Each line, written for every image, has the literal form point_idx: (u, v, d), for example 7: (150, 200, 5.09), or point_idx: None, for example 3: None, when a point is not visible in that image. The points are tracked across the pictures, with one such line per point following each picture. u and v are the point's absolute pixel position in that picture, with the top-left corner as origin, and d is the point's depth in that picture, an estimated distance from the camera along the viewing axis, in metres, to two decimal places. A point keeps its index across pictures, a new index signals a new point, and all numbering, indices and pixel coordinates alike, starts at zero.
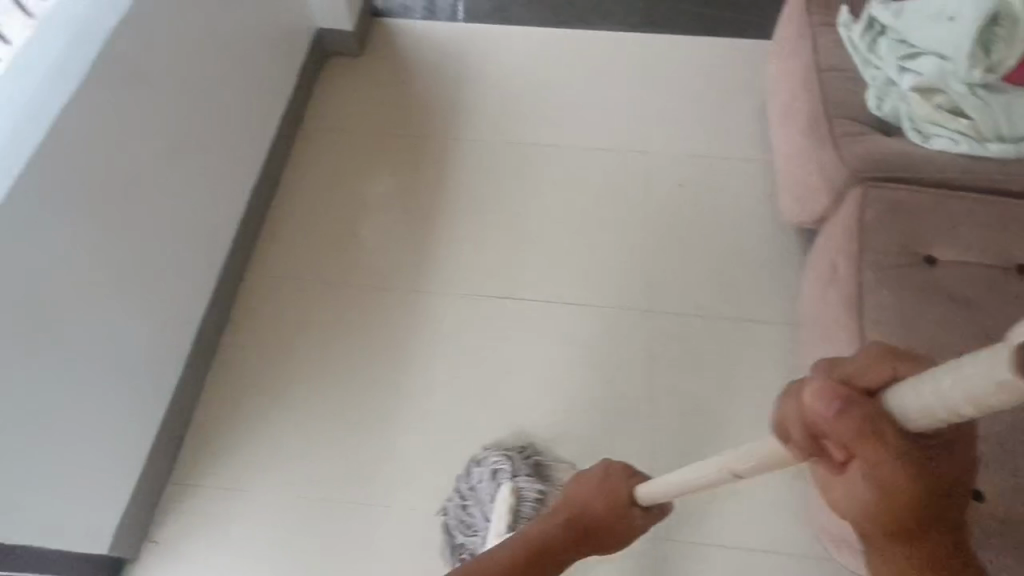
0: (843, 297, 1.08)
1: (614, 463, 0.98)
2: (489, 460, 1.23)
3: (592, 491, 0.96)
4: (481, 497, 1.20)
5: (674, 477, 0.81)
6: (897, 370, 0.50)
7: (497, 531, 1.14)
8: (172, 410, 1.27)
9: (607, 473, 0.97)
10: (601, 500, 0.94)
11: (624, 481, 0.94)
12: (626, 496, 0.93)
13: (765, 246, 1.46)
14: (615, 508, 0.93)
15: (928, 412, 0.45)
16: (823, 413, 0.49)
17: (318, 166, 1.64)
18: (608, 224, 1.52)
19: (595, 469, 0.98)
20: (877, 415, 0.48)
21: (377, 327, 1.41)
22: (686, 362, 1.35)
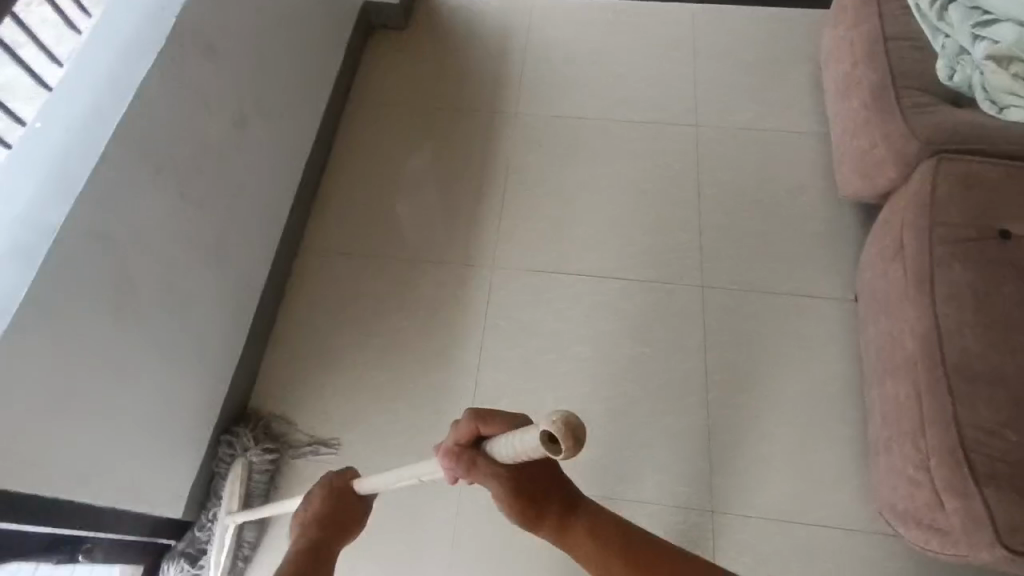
0: (912, 273, 1.06)
1: (336, 470, 0.95)
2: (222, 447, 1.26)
3: (325, 502, 0.90)
4: (204, 482, 1.24)
5: (370, 480, 0.88)
6: (479, 430, 0.72)
7: (228, 508, 1.19)
8: (235, 381, 1.30)
9: (338, 479, 0.93)
10: (331, 501, 0.90)
11: (350, 479, 0.93)
12: (350, 490, 0.92)
13: (820, 222, 1.44)
14: (343, 503, 0.91)
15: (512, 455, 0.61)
16: (449, 466, 0.72)
17: (366, 142, 1.64)
18: (659, 200, 1.51)
19: (319, 487, 0.92)
20: (473, 456, 0.71)
21: (429, 301, 1.42)
22: (740, 338, 1.34)
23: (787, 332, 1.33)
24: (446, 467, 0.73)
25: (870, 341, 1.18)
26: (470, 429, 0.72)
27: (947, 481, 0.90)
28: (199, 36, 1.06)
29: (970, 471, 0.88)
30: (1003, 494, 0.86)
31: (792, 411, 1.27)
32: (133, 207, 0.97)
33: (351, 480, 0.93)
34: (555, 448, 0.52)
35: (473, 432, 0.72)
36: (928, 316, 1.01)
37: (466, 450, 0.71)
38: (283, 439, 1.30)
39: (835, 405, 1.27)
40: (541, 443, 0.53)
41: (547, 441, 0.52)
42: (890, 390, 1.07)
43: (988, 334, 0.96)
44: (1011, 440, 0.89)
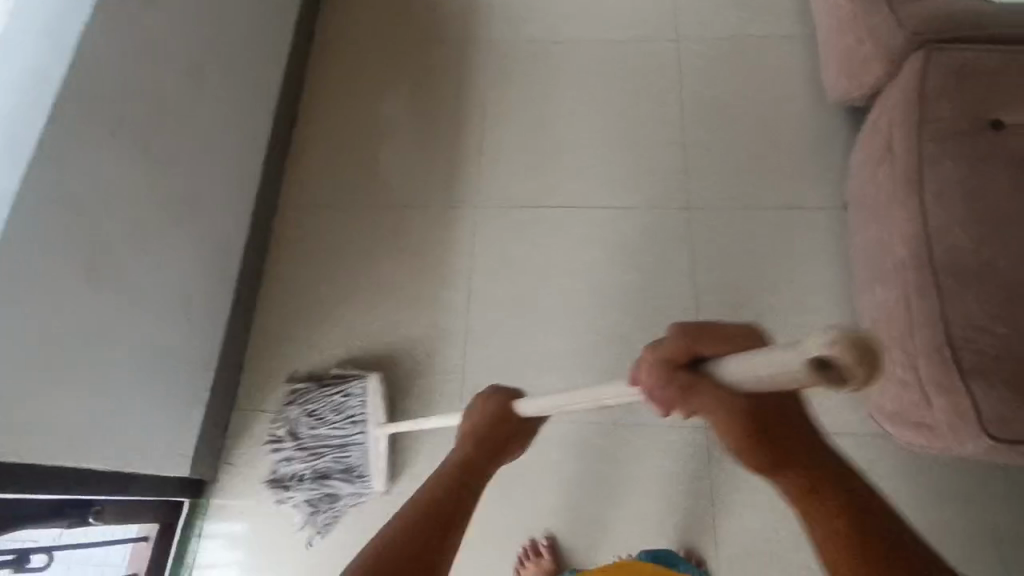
0: (900, 174, 1.03)
1: (494, 388, 0.93)
2: (308, 387, 1.26)
3: (485, 418, 0.88)
4: (323, 416, 1.24)
5: (537, 402, 0.85)
6: (695, 351, 0.61)
7: (378, 421, 1.22)
8: (228, 340, 1.30)
9: (490, 398, 0.91)
10: (488, 421, 0.88)
11: (513, 403, 0.90)
12: (509, 412, 0.89)
13: (809, 129, 1.39)
14: (501, 423, 0.89)
15: (757, 377, 0.52)
16: (650, 381, 0.63)
17: (335, 86, 1.58)
18: (641, 121, 1.46)
19: (479, 399, 0.91)
20: (697, 380, 0.60)
21: (416, 245, 1.40)
22: (730, 256, 1.32)
23: (777, 246, 1.31)
24: (643, 383, 0.63)
25: (861, 248, 1.16)
26: (680, 348, 0.61)
27: (934, 378, 0.90)
28: None
29: (957, 367, 0.88)
30: (991, 387, 0.86)
31: (784, 323, 1.26)
32: (95, 170, 0.94)
33: (516, 404, 0.88)
34: (833, 380, 0.44)
35: (690, 349, 0.61)
36: (917, 216, 0.98)
37: (683, 370, 0.61)
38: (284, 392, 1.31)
39: (829, 315, 1.26)
40: (807, 363, 0.44)
41: (820, 362, 0.43)
42: (881, 295, 1.06)
43: (977, 229, 0.94)
44: (1001, 333, 0.88)
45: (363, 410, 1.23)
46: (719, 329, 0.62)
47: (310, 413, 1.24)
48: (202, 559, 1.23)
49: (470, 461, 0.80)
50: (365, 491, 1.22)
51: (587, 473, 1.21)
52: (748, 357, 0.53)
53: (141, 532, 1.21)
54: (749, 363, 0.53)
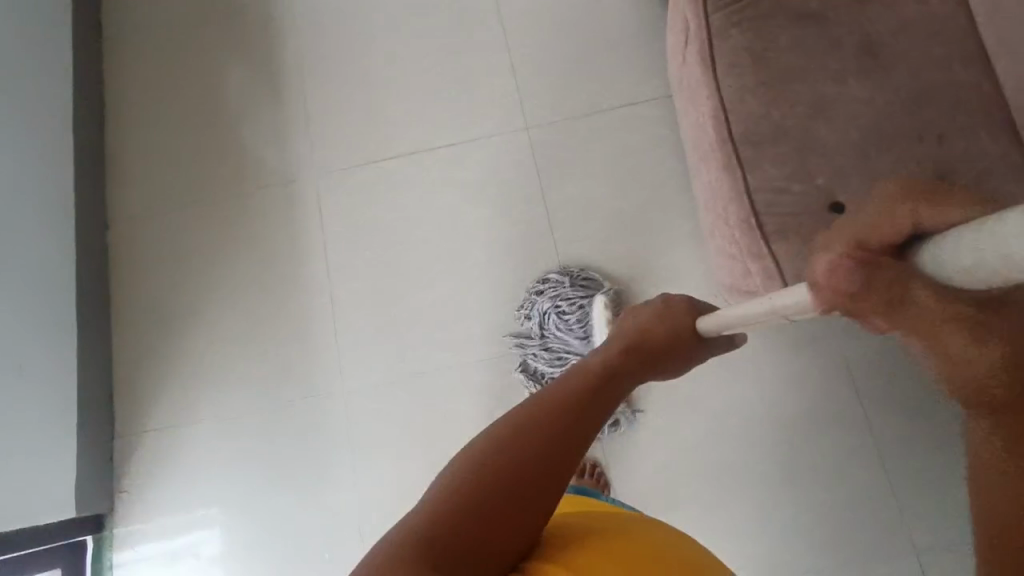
0: (695, 53, 1.03)
1: (675, 297, 0.84)
2: (557, 288, 1.24)
3: (658, 327, 0.80)
4: (569, 320, 1.23)
5: (724, 313, 0.74)
6: (916, 221, 0.42)
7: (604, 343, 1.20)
8: (85, 374, 1.25)
9: (675, 305, 0.83)
10: (662, 322, 0.80)
11: (696, 316, 0.81)
12: (689, 326, 0.80)
13: (629, 22, 1.36)
14: (672, 337, 0.80)
15: (990, 276, 0.39)
16: (831, 278, 0.46)
17: (141, 78, 1.46)
18: (465, 47, 1.40)
19: (658, 301, 0.84)
20: (907, 276, 0.43)
21: (264, 229, 1.35)
22: (577, 167, 1.31)
23: (619, 148, 1.31)
24: (826, 285, 0.46)
25: (687, 134, 1.17)
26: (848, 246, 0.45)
27: (748, 248, 0.95)
28: None
29: (761, 232, 0.93)
30: (792, 244, 0.91)
31: (636, 225, 1.28)
32: None
33: (697, 317, 0.81)
34: None
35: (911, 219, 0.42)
36: (714, 92, 0.99)
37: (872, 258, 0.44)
38: (165, 410, 1.28)
39: (677, 204, 1.28)
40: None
41: None
42: (705, 176, 1.08)
43: (766, 94, 0.96)
44: (796, 192, 0.92)
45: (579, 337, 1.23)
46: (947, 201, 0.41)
47: (537, 324, 1.24)
48: None
49: (612, 368, 0.73)
50: None
51: (480, 411, 1.23)
52: (961, 239, 0.39)
53: None
54: (971, 243, 0.38)
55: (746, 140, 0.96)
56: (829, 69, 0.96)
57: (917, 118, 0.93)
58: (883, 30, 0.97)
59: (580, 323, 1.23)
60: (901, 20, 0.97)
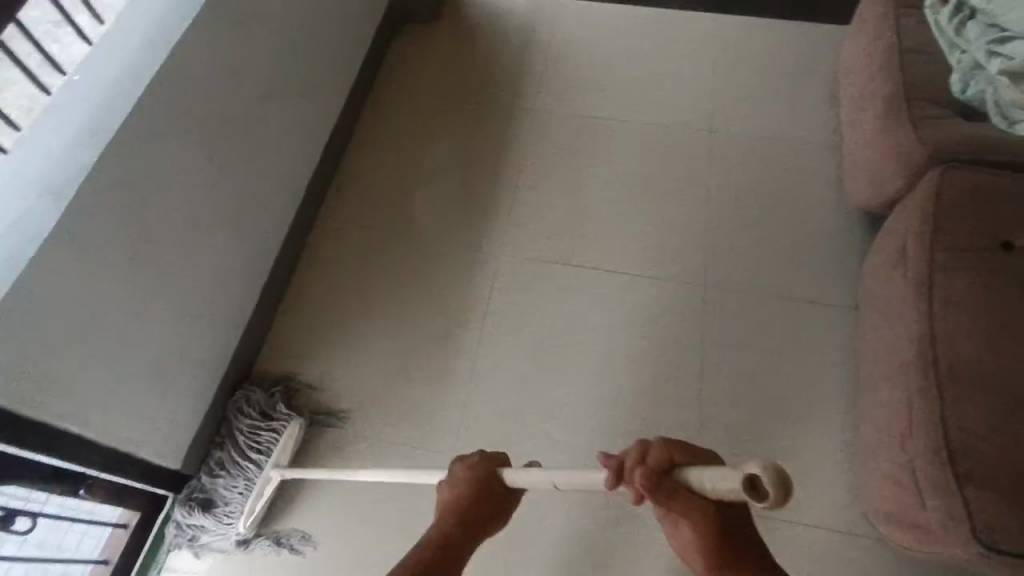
0: (914, 276, 1.06)
1: (483, 453, 0.97)
2: (246, 403, 1.28)
3: (468, 489, 0.92)
4: (261, 441, 1.25)
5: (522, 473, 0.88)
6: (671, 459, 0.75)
7: (277, 463, 1.24)
8: (244, 344, 1.33)
9: (476, 466, 0.94)
10: (472, 486, 0.92)
11: (496, 464, 0.95)
12: (494, 477, 0.93)
13: (831, 228, 1.44)
14: (486, 490, 0.92)
15: (712, 483, 0.66)
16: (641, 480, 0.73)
17: (388, 126, 1.69)
18: (672, 197, 1.52)
19: (461, 466, 0.95)
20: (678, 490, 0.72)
21: (439, 283, 1.45)
22: (743, 338, 1.34)
23: (790, 335, 1.33)
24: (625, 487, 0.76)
25: (869, 348, 1.18)
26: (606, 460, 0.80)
27: (932, 481, 0.90)
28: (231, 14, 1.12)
29: (954, 471, 0.88)
30: (986, 496, 0.86)
31: (790, 414, 1.26)
32: (164, 164, 1.01)
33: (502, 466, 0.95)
34: (756, 496, 0.59)
35: (667, 458, 0.75)
36: (926, 321, 1.01)
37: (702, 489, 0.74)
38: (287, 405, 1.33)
39: (836, 409, 1.26)
40: (742, 485, 0.60)
41: (750, 479, 0.59)
42: (884, 395, 1.06)
43: (985, 341, 0.96)
44: (998, 445, 0.89)
45: (265, 453, 1.25)
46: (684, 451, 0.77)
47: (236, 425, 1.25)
48: (171, 561, 1.23)
49: (446, 534, 0.90)
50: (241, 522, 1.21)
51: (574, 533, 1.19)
52: (721, 474, 0.64)
53: (121, 518, 1.19)
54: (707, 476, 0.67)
55: (953, 376, 0.95)
56: None
57: None
58: None
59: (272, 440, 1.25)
60: None
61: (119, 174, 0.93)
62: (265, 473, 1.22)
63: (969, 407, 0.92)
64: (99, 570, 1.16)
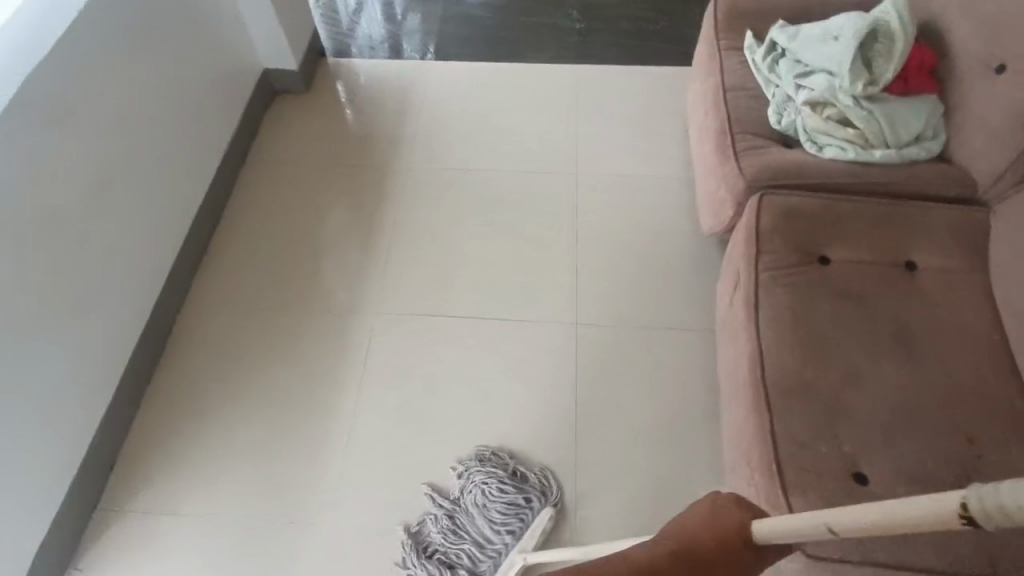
0: (742, 296, 1.13)
1: (720, 496, 0.69)
2: (496, 470, 1.25)
3: (697, 525, 0.64)
4: (495, 510, 1.22)
5: (785, 517, 0.59)
6: None
7: (525, 547, 1.17)
8: (102, 437, 1.27)
9: (723, 504, 0.67)
10: (707, 528, 0.64)
11: (747, 511, 0.66)
12: (738, 525, 0.64)
13: (690, 256, 1.52)
14: (724, 542, 0.63)
15: None
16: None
17: (265, 196, 1.70)
18: (542, 240, 1.58)
19: (706, 501, 0.68)
20: None
21: (317, 347, 1.43)
22: (616, 369, 1.38)
23: (659, 361, 1.38)
24: None
25: (722, 368, 1.23)
26: None
27: (766, 494, 0.93)
28: (50, 107, 1.11)
29: (780, 481, 0.92)
30: (810, 501, 0.90)
31: (664, 441, 1.29)
32: None
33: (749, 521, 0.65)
34: None
35: None
36: (752, 338, 1.07)
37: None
38: (154, 494, 1.27)
39: (704, 430, 1.30)
40: None
41: None
42: (733, 412, 1.11)
43: (802, 352, 1.02)
44: (821, 451, 0.94)
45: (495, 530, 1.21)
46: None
47: (490, 497, 1.22)
48: None
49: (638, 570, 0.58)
50: None
51: None
52: None
53: None
54: None
55: (775, 388, 1.00)
56: (867, 345, 1.04)
57: (949, 415, 0.97)
58: (921, 325, 1.06)
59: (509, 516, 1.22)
60: (936, 322, 1.06)
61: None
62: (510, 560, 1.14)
63: (791, 417, 0.97)
64: None
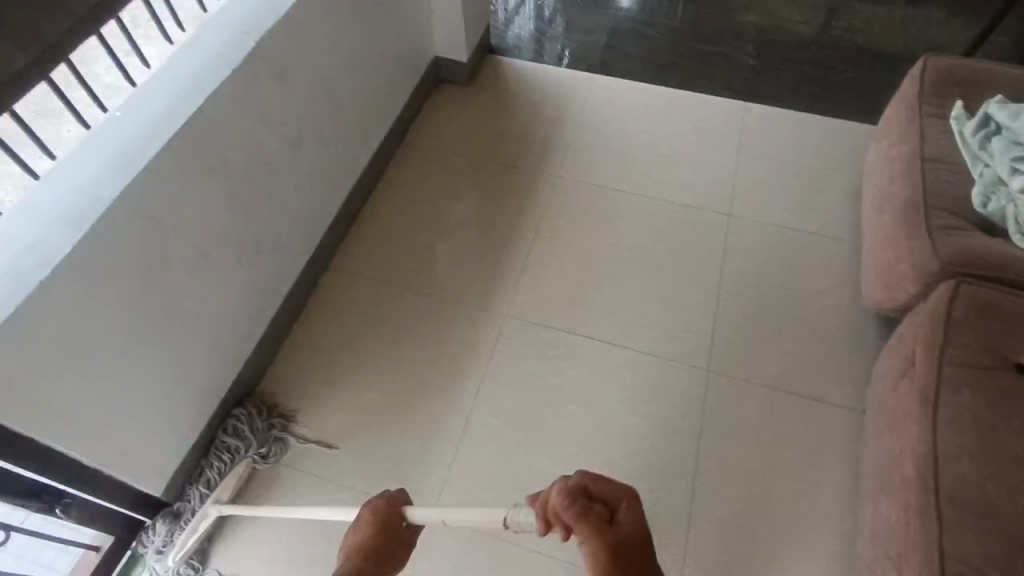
0: (919, 388, 1.04)
1: (388, 494, 0.89)
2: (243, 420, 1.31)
3: (376, 529, 0.85)
4: (227, 457, 1.27)
5: (431, 512, 0.84)
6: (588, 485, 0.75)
7: (217, 498, 1.22)
8: (240, 378, 1.35)
9: (392, 501, 0.88)
10: (374, 530, 0.85)
11: (398, 504, 0.88)
12: (399, 517, 0.87)
13: (840, 325, 1.43)
14: (389, 537, 0.85)
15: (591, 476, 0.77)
16: (555, 500, 0.74)
17: (415, 177, 1.75)
18: (681, 276, 1.53)
19: (372, 503, 0.88)
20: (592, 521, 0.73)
21: (444, 334, 1.46)
22: (741, 427, 1.31)
23: (790, 430, 1.30)
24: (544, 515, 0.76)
25: (869, 456, 1.15)
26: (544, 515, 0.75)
27: None
28: (273, 63, 1.17)
29: None
30: None
31: (785, 517, 1.21)
32: (186, 199, 1.05)
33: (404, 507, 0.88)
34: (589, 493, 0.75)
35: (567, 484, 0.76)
36: (928, 437, 0.97)
37: (600, 515, 0.74)
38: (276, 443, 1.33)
39: (830, 515, 1.22)
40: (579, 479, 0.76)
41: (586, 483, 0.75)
42: (883, 509, 1.02)
43: (988, 466, 0.92)
44: None
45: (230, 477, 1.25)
46: (615, 482, 0.77)
47: (225, 444, 1.28)
48: None
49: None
50: (173, 534, 1.20)
51: None
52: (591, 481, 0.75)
53: (93, 541, 1.18)
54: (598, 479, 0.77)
55: (951, 499, 0.91)
56: None
57: None
58: None
59: (220, 471, 1.26)
60: None
61: (140, 206, 0.96)
62: (203, 508, 1.19)
63: (968, 537, 0.87)
64: (88, 556, 1.18)
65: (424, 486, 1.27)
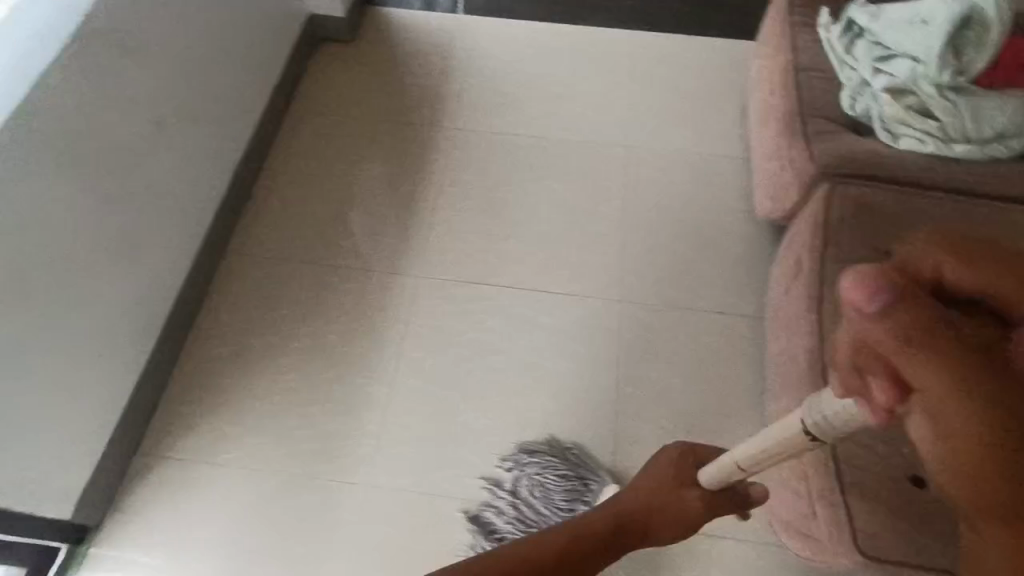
0: (805, 289, 1.10)
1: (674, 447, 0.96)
2: (551, 459, 1.23)
3: (661, 480, 0.94)
4: (552, 494, 1.21)
5: (717, 464, 0.85)
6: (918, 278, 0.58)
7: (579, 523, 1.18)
8: (143, 382, 1.27)
9: (671, 457, 0.95)
10: (657, 484, 0.94)
11: (698, 454, 0.94)
12: (689, 475, 0.92)
13: (739, 240, 1.50)
14: (675, 489, 0.92)
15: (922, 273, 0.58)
16: (867, 306, 0.54)
17: (307, 146, 1.66)
18: (589, 213, 1.54)
19: (666, 452, 0.96)
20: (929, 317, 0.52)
21: (360, 305, 1.42)
22: (659, 350, 1.37)
23: (703, 346, 1.37)
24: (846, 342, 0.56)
25: (771, 358, 1.22)
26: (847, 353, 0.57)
27: (820, 491, 0.93)
28: (111, 37, 1.05)
29: (838, 481, 0.91)
30: (866, 506, 0.89)
31: (704, 428, 1.29)
32: (32, 199, 0.94)
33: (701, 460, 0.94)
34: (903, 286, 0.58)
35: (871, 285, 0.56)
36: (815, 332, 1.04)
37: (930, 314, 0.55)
38: (198, 443, 1.28)
39: (745, 417, 1.30)
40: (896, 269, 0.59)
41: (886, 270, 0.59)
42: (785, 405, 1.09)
43: None
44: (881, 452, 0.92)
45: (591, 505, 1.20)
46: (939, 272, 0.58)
47: (554, 483, 1.21)
48: None
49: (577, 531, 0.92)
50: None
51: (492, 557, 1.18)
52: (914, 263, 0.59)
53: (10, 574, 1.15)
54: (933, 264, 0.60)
55: None
56: None
57: None
58: None
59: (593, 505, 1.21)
60: None
61: None
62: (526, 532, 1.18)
63: None
64: None
65: (356, 459, 1.26)
